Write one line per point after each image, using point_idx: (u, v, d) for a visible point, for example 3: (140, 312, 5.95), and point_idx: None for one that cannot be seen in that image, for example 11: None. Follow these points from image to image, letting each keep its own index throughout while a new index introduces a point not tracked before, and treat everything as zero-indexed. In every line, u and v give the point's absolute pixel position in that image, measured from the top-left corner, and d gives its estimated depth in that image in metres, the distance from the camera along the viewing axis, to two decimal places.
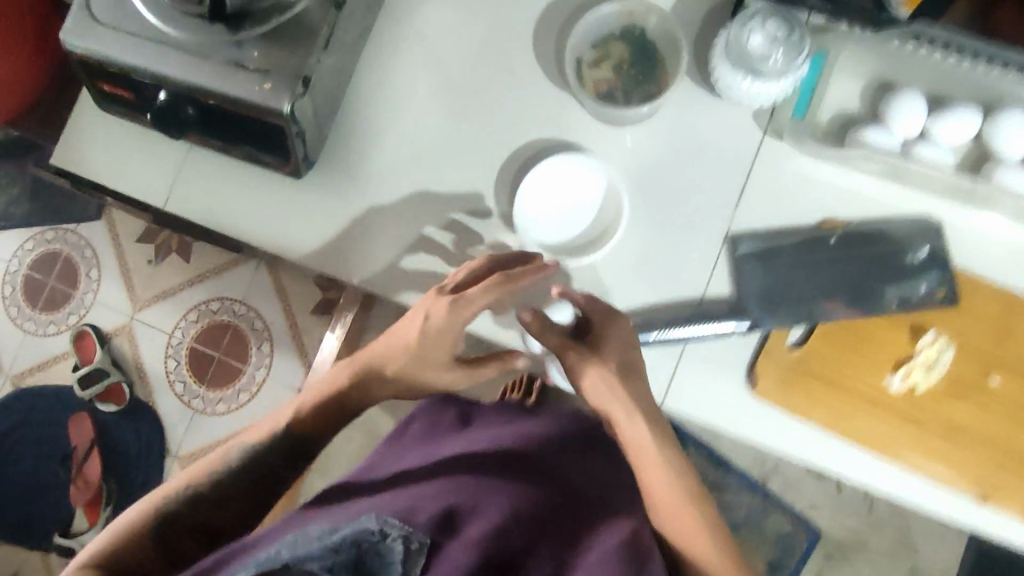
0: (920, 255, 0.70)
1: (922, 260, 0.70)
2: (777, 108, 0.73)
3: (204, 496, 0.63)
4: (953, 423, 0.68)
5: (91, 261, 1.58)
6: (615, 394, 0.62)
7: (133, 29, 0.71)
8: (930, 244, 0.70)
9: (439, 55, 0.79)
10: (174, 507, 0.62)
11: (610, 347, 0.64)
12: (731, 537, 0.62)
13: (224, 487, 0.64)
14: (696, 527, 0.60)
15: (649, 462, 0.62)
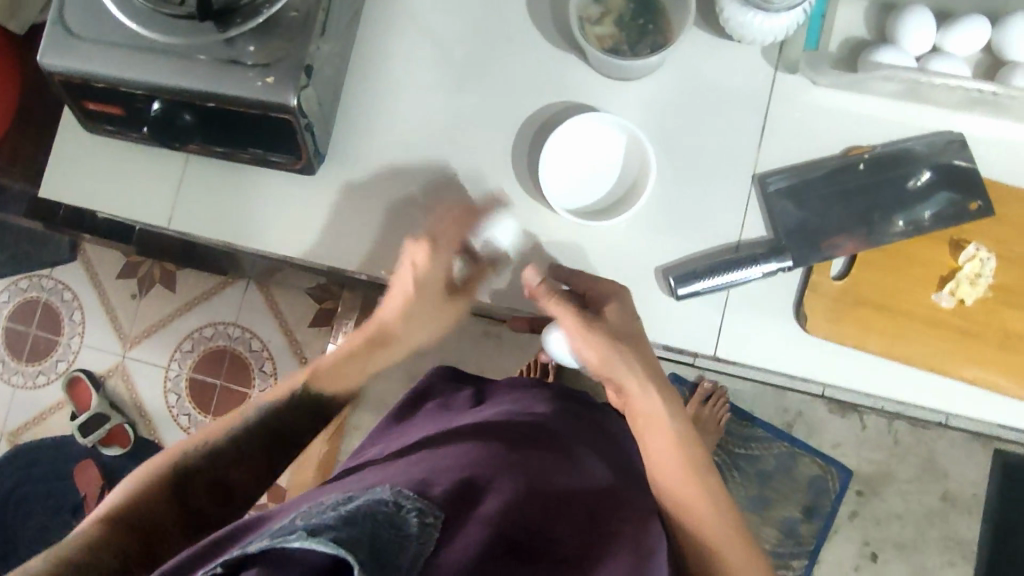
0: (920, 180, 0.70)
1: (922, 185, 0.70)
2: (787, 42, 0.72)
3: (227, 451, 0.63)
4: (1008, 331, 0.69)
5: (71, 304, 1.54)
6: (632, 368, 0.65)
7: (115, 38, 0.67)
8: (929, 170, 0.70)
9: (433, 31, 0.76)
10: (195, 463, 0.61)
11: (625, 326, 0.66)
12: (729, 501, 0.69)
13: (249, 443, 0.64)
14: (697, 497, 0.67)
15: (658, 439, 0.67)
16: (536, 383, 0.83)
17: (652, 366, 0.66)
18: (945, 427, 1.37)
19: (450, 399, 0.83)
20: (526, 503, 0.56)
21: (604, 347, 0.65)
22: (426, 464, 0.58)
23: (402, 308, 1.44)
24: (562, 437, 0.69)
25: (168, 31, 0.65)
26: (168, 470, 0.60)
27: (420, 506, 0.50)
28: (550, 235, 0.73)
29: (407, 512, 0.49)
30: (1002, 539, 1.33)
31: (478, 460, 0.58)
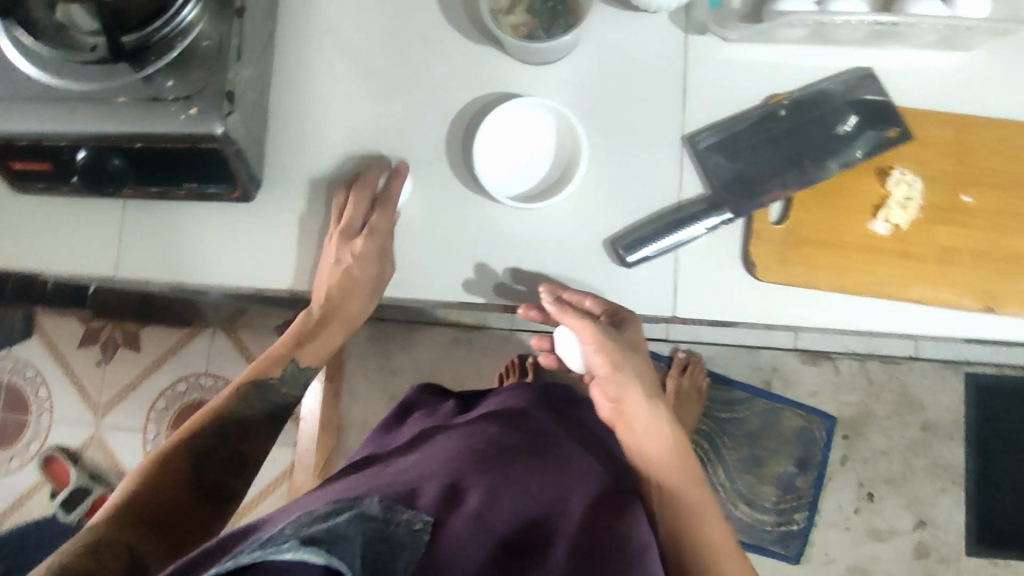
0: (847, 126, 0.72)
1: (849, 131, 0.72)
2: (692, 5, 0.75)
3: (224, 424, 0.69)
4: (946, 247, 0.71)
5: (36, 381, 1.52)
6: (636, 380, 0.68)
7: (33, 94, 0.67)
8: (852, 112, 0.73)
9: (351, 44, 0.77)
10: (199, 438, 0.67)
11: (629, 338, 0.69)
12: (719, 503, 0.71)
13: (246, 415, 0.71)
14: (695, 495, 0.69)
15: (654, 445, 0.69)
16: (521, 385, 0.83)
17: (637, 366, 0.69)
18: (916, 359, 1.39)
19: (437, 408, 0.83)
20: (515, 497, 0.56)
21: (612, 354, 0.67)
22: (415, 471, 0.59)
23: (371, 329, 1.43)
24: (552, 429, 0.69)
25: (83, 79, 0.66)
26: (172, 451, 0.66)
27: (409, 515, 0.51)
28: (497, 225, 0.74)
29: (399, 521, 0.50)
30: (986, 458, 1.36)
31: (466, 460, 0.59)
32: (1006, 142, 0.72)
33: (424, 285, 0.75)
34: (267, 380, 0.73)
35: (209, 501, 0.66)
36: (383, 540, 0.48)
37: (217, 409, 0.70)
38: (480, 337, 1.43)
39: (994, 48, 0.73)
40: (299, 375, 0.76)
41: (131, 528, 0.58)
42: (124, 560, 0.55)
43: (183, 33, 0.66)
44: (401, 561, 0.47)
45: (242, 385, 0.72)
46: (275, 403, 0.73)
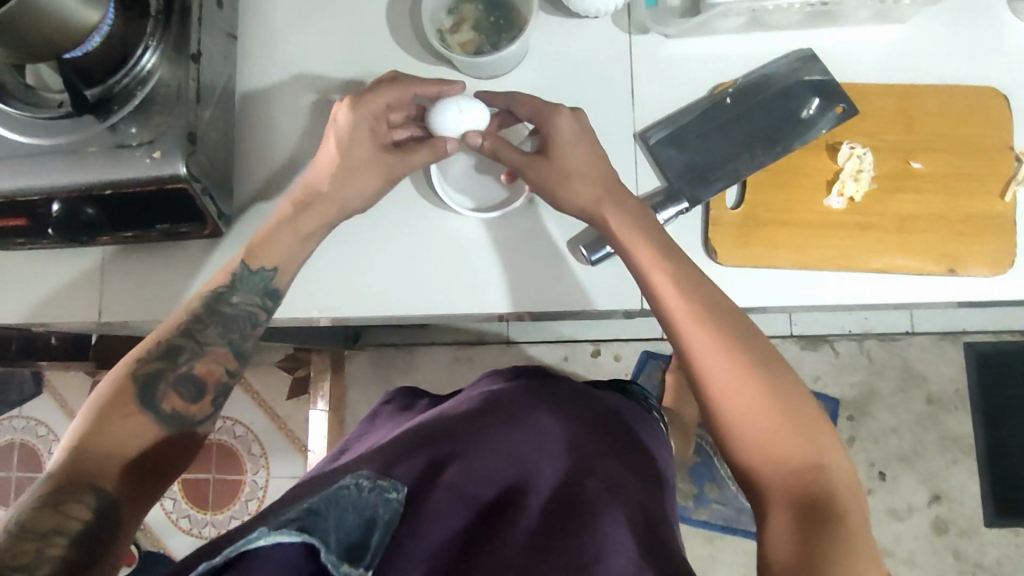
0: (811, 108, 0.74)
1: (813, 112, 0.74)
2: (632, 6, 0.77)
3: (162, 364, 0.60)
4: (902, 214, 0.72)
5: (47, 438, 1.56)
6: (648, 241, 0.64)
7: (5, 154, 0.70)
8: (815, 96, 0.74)
9: (309, 78, 0.80)
10: (152, 364, 0.60)
11: (623, 200, 0.67)
12: (795, 386, 0.57)
13: (203, 335, 0.63)
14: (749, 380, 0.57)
15: (682, 317, 0.60)
16: (497, 371, 0.83)
17: (648, 243, 0.64)
18: (914, 334, 1.38)
19: (407, 406, 0.84)
20: (493, 471, 0.55)
21: (616, 218, 0.66)
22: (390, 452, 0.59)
23: (369, 355, 1.45)
24: (529, 392, 0.69)
25: (51, 133, 0.70)
26: (106, 406, 0.57)
27: (384, 484, 0.51)
28: (463, 235, 0.76)
29: (372, 487, 0.51)
30: (995, 425, 1.35)
31: (440, 435, 0.59)
32: (952, 107, 0.73)
33: (398, 302, 0.76)
34: (217, 292, 0.65)
35: (175, 429, 0.60)
36: (360, 512, 0.47)
37: (173, 331, 0.62)
38: (478, 352, 1.43)
39: (930, 17, 0.75)
40: (255, 282, 0.66)
41: (83, 471, 0.53)
42: (84, 513, 0.51)
43: (142, 82, 0.70)
44: (381, 533, 0.47)
45: (196, 303, 0.65)
46: (233, 316, 0.65)
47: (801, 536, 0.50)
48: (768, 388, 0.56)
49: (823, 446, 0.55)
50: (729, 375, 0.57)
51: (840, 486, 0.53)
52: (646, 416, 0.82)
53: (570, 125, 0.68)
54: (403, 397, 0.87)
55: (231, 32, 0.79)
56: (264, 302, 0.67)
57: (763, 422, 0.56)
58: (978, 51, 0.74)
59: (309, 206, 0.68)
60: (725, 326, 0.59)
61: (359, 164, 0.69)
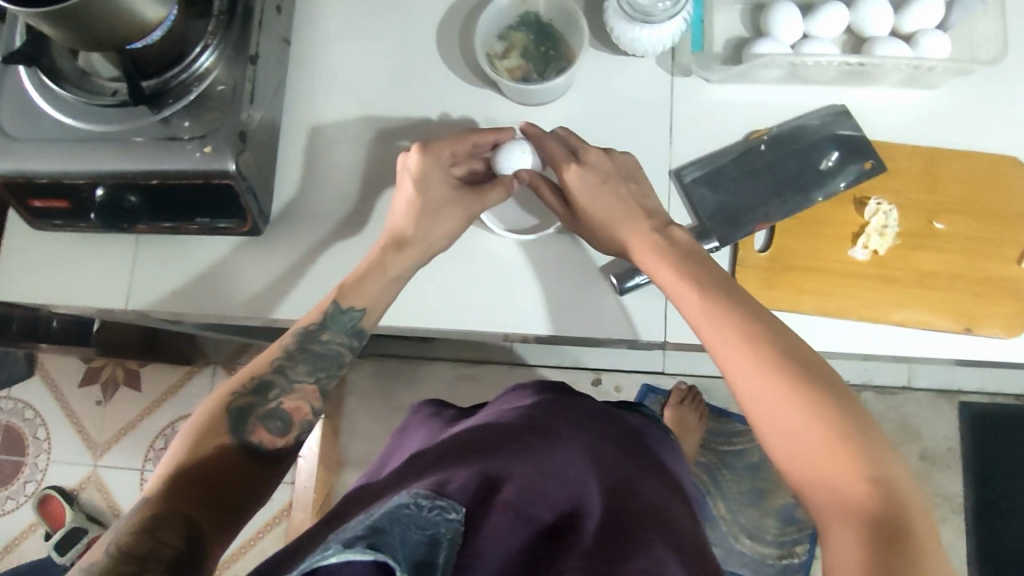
0: (831, 159, 0.76)
1: (834, 162, 0.76)
2: (677, 49, 0.80)
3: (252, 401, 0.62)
4: (923, 271, 0.75)
5: (35, 422, 1.54)
6: (687, 269, 0.65)
7: (54, 135, 0.71)
8: (834, 150, 0.77)
9: (357, 89, 0.82)
10: (245, 398, 0.62)
11: (688, 245, 0.67)
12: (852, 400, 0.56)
13: (292, 371, 0.65)
14: (793, 400, 0.55)
15: (721, 339, 0.60)
16: (522, 385, 0.84)
17: (683, 268, 0.65)
18: (911, 390, 1.41)
19: (432, 417, 0.86)
20: (549, 495, 0.57)
21: (653, 263, 0.67)
22: (438, 471, 0.60)
23: (372, 365, 1.46)
24: (560, 416, 0.70)
25: (104, 121, 0.71)
26: (201, 442, 0.59)
27: (443, 504, 0.53)
28: (496, 255, 0.78)
29: (432, 508, 0.52)
30: (985, 486, 1.37)
31: (485, 456, 0.61)
32: (976, 172, 0.76)
33: (426, 315, 0.77)
34: (308, 329, 0.66)
35: (263, 463, 0.61)
36: (423, 530, 0.49)
37: (265, 365, 0.64)
38: (482, 371, 1.44)
39: (960, 85, 0.78)
40: (345, 321, 0.67)
41: (175, 502, 0.54)
42: (175, 541, 0.52)
43: (199, 78, 0.71)
44: (444, 552, 0.49)
45: (289, 339, 0.66)
46: (321, 353, 0.66)
47: (872, 552, 0.50)
48: (816, 407, 0.55)
49: (880, 456, 0.53)
50: (773, 396, 0.56)
51: (902, 497, 0.52)
52: (666, 446, 0.84)
53: (603, 161, 0.71)
54: (427, 408, 0.89)
55: (286, 37, 0.81)
56: (351, 341, 0.67)
57: (814, 441, 0.54)
58: (1003, 121, 0.77)
59: (400, 247, 0.69)
60: (763, 345, 0.58)
61: (440, 205, 0.70)
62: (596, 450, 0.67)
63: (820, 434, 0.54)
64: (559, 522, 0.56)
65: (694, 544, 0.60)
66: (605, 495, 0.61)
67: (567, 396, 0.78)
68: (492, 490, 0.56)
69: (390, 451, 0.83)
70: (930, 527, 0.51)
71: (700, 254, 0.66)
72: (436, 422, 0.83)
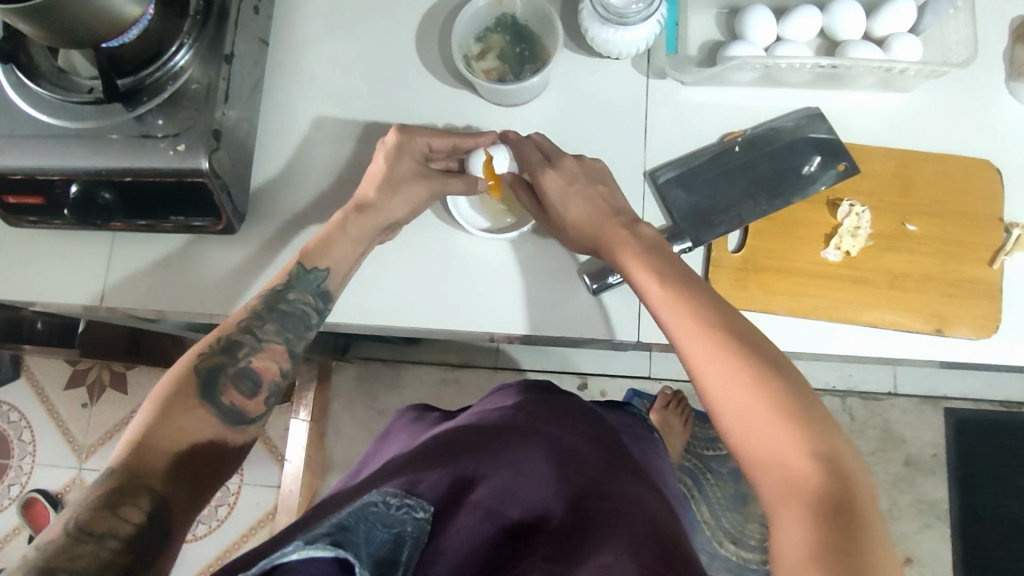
0: (812, 165, 0.77)
1: (814, 167, 0.77)
2: (652, 51, 0.80)
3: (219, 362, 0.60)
4: (895, 272, 0.75)
5: (20, 424, 1.53)
6: (659, 263, 0.63)
7: (29, 132, 0.71)
8: (816, 155, 0.77)
9: (335, 90, 0.82)
10: (214, 359, 0.60)
11: (654, 240, 0.66)
12: (812, 394, 0.54)
13: (262, 331, 0.63)
14: (754, 391, 0.53)
15: (687, 330, 0.58)
16: (507, 384, 0.84)
17: (649, 260, 0.64)
18: (895, 395, 1.41)
19: (417, 419, 0.86)
20: (520, 495, 0.57)
21: (632, 259, 0.65)
22: (410, 471, 0.60)
23: (357, 368, 1.45)
24: (534, 416, 0.70)
25: (78, 118, 0.71)
26: (164, 402, 0.57)
27: (411, 502, 0.54)
28: (470, 255, 0.78)
29: (401, 509, 0.52)
30: (969, 493, 1.37)
31: (458, 457, 0.61)
32: (948, 175, 0.76)
33: (401, 314, 0.77)
34: (276, 290, 0.65)
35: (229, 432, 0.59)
36: (388, 528, 0.50)
37: (232, 327, 0.63)
38: (466, 375, 1.44)
39: (932, 88, 0.79)
40: (309, 281, 0.66)
41: (137, 467, 0.52)
42: (138, 515, 0.50)
43: (173, 77, 0.71)
44: (408, 551, 0.50)
45: (256, 302, 0.65)
46: (288, 311, 0.65)
47: (830, 536, 0.48)
48: (772, 396, 0.53)
49: (835, 444, 0.52)
50: (731, 378, 0.55)
51: (855, 487, 0.50)
52: (649, 448, 0.84)
53: (573, 165, 0.72)
54: (412, 410, 0.89)
55: (263, 37, 0.82)
56: (317, 303, 0.67)
57: (768, 424, 0.53)
58: (975, 125, 0.78)
59: (361, 212, 0.69)
60: (722, 329, 0.57)
61: (404, 179, 0.71)
62: (567, 446, 0.67)
63: (778, 425, 0.52)
64: (525, 521, 0.55)
65: (671, 532, 0.59)
66: (573, 490, 0.60)
67: (547, 396, 0.78)
68: (461, 493, 0.56)
69: (375, 453, 0.83)
70: (877, 517, 0.50)
71: (667, 247, 0.66)
72: (421, 422, 0.83)
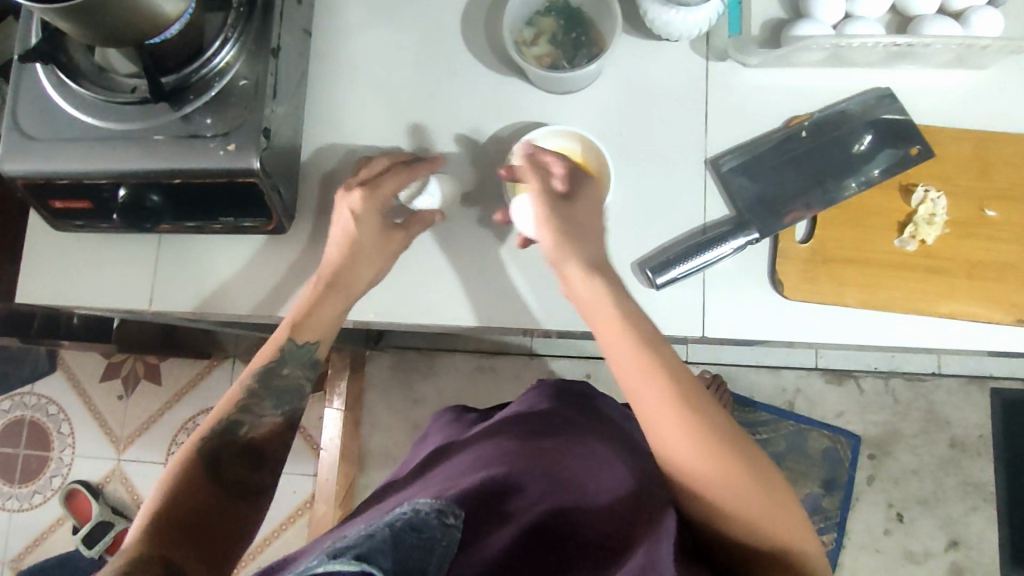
0: (863, 144, 0.74)
1: (866, 149, 0.73)
2: (711, 32, 0.77)
3: (231, 427, 0.66)
4: (973, 260, 0.72)
5: (58, 418, 1.54)
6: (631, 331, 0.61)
7: (73, 133, 0.69)
8: (869, 133, 0.74)
9: (379, 81, 0.79)
10: (218, 436, 0.65)
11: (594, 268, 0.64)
12: (772, 466, 0.59)
13: (259, 406, 0.68)
14: (729, 456, 0.56)
15: (666, 422, 0.57)
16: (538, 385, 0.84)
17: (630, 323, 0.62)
18: (941, 376, 1.37)
19: (457, 420, 0.85)
20: (546, 497, 0.57)
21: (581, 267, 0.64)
22: (442, 484, 0.61)
23: (391, 357, 1.44)
24: (572, 423, 0.71)
25: (124, 119, 0.69)
26: (188, 463, 0.63)
27: (440, 511, 0.52)
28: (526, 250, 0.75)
29: (430, 514, 0.51)
30: (1017, 474, 1.34)
31: (490, 466, 0.61)
32: None
33: (454, 313, 0.75)
34: (269, 367, 0.69)
35: (244, 501, 0.63)
36: (419, 534, 0.47)
37: (229, 406, 0.67)
38: (502, 363, 1.42)
39: (1009, 64, 0.74)
40: (301, 355, 0.70)
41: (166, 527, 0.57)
42: None
43: (220, 74, 0.68)
44: (437, 560, 0.47)
45: (251, 378, 0.68)
46: (284, 385, 0.69)
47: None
48: (748, 468, 0.57)
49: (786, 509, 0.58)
50: (688, 442, 0.56)
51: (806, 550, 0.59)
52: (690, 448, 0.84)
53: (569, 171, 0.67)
54: (453, 411, 0.88)
55: (305, 27, 0.79)
56: (309, 372, 0.71)
57: (735, 490, 0.57)
58: None
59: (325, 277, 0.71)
60: (688, 399, 0.58)
61: (368, 246, 0.70)
62: (593, 444, 0.66)
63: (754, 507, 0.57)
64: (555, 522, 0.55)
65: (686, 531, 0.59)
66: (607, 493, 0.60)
67: (580, 402, 0.78)
68: (492, 495, 0.57)
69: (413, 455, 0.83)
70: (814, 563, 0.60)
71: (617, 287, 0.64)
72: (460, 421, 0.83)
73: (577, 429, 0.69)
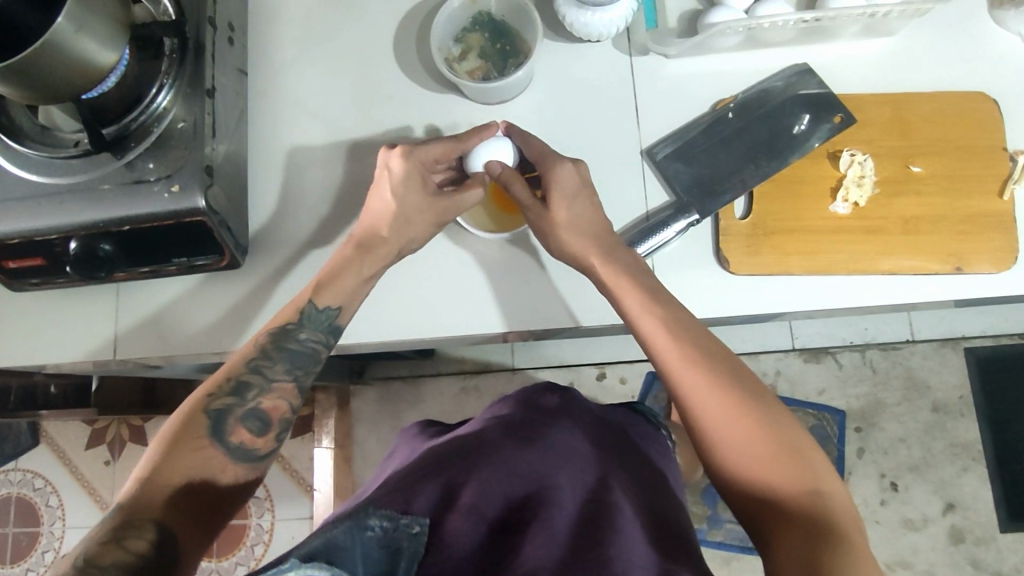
0: (803, 124, 0.76)
1: (805, 127, 0.76)
2: (631, 30, 0.80)
3: (241, 384, 0.61)
4: (908, 215, 0.74)
5: (46, 491, 1.52)
6: (662, 305, 0.66)
7: (19, 193, 0.70)
8: (806, 112, 0.76)
9: (320, 111, 0.82)
10: (221, 400, 0.60)
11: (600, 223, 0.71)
12: (796, 434, 0.59)
13: (269, 369, 0.63)
14: (757, 425, 0.59)
15: (694, 379, 0.62)
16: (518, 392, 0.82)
17: (665, 317, 0.65)
18: (915, 342, 1.39)
19: (422, 432, 0.84)
20: (510, 488, 0.57)
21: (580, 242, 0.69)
22: (410, 478, 0.60)
23: (375, 389, 1.44)
24: (542, 419, 0.69)
25: (67, 173, 0.70)
26: (197, 410, 0.59)
27: (406, 517, 0.53)
28: (479, 257, 0.77)
29: (399, 522, 0.52)
30: (1002, 430, 1.35)
31: (455, 462, 0.61)
32: (945, 113, 0.76)
33: (417, 325, 0.76)
34: (285, 326, 0.65)
35: (239, 463, 0.59)
36: (384, 543, 0.50)
37: (239, 365, 0.62)
38: (485, 381, 1.42)
39: (915, 30, 0.78)
40: (321, 319, 0.66)
41: (166, 474, 0.55)
42: (144, 549, 0.50)
43: (158, 118, 0.71)
44: (405, 563, 0.50)
45: (263, 337, 0.64)
46: (298, 351, 0.65)
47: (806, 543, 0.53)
48: (775, 433, 0.59)
49: (818, 471, 0.58)
50: (719, 395, 0.61)
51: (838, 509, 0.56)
52: (659, 435, 0.82)
53: (572, 178, 0.70)
54: (423, 425, 0.87)
55: (241, 68, 0.81)
56: (328, 339, 0.67)
57: (766, 449, 0.58)
58: (961, 60, 0.77)
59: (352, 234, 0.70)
60: (709, 358, 0.62)
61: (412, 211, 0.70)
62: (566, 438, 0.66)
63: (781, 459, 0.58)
64: (522, 516, 0.55)
65: (677, 533, 0.60)
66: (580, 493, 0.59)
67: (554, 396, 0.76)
68: (455, 488, 0.57)
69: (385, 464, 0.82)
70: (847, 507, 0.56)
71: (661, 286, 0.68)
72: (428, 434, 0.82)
73: (574, 415, 0.72)
